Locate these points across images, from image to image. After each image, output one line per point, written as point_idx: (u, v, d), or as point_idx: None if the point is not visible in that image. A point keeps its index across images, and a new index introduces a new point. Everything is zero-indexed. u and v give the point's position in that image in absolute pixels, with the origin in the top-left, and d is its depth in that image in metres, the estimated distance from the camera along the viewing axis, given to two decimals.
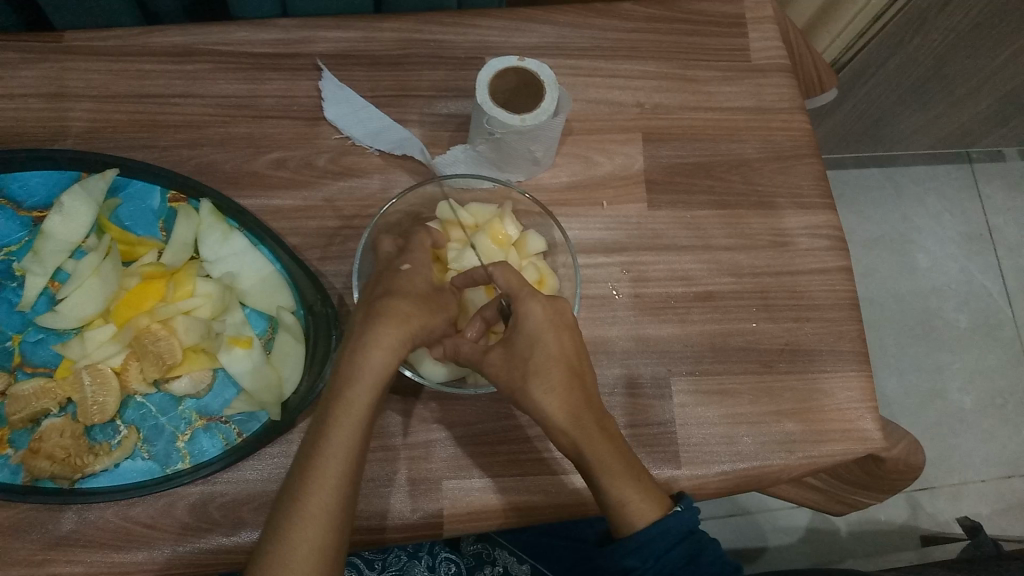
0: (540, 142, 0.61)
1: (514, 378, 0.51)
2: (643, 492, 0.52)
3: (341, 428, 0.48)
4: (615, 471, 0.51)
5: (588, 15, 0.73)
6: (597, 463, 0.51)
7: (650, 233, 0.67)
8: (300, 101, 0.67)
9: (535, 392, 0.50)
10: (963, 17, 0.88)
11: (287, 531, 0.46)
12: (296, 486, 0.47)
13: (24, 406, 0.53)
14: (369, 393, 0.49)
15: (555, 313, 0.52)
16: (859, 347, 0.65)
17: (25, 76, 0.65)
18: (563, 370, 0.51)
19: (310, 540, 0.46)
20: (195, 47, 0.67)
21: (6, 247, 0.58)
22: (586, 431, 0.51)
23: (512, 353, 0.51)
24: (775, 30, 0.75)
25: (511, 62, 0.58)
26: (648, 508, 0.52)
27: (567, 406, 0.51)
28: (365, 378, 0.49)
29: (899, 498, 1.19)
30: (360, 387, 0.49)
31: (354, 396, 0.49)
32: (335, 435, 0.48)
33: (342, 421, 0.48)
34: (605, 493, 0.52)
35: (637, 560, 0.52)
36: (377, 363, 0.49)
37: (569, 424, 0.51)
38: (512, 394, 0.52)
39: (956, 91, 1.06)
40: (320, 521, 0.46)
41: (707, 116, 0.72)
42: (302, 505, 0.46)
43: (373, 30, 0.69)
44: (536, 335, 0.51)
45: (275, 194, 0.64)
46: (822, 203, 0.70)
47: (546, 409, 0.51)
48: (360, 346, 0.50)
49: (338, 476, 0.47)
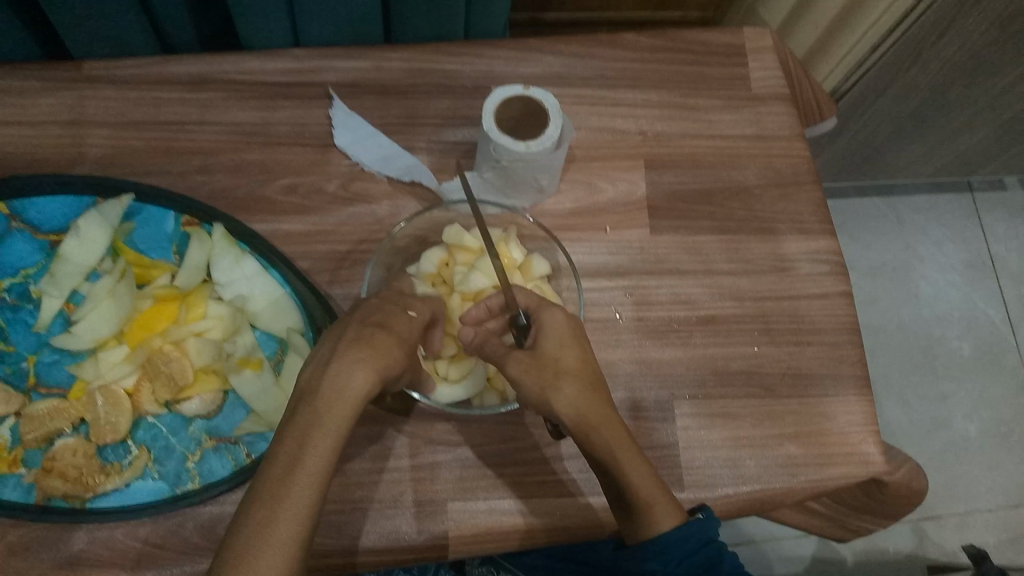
0: (544, 170, 0.62)
1: (543, 378, 0.50)
2: (666, 496, 0.51)
3: (320, 440, 0.42)
4: (644, 471, 0.51)
5: (592, 46, 0.75)
6: (627, 462, 0.50)
7: (652, 257, 0.68)
8: (311, 129, 0.69)
9: (566, 389, 0.50)
10: (959, 48, 0.89)
11: (247, 557, 0.37)
12: (261, 502, 0.39)
13: (39, 425, 0.54)
14: (349, 410, 0.43)
15: (575, 321, 0.54)
16: (860, 371, 0.66)
17: (44, 104, 0.66)
18: (589, 371, 0.52)
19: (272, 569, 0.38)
20: (210, 75, 0.69)
21: (23, 270, 0.59)
22: (615, 429, 0.50)
23: (539, 355, 0.51)
24: (774, 60, 0.77)
25: (517, 91, 0.60)
26: (672, 512, 0.51)
27: (596, 405, 0.51)
28: (342, 400, 0.43)
29: (906, 528, 1.19)
30: (342, 403, 0.43)
31: (334, 408, 0.43)
32: (313, 446, 0.41)
33: (322, 435, 0.42)
34: (635, 494, 0.50)
35: (658, 564, 0.50)
36: (360, 382, 0.44)
37: (598, 421, 0.50)
38: (540, 396, 0.50)
39: (957, 119, 1.07)
40: (288, 547, 0.38)
41: (708, 144, 0.73)
42: (271, 524, 0.39)
43: (383, 60, 0.71)
44: (563, 337, 0.52)
45: (286, 219, 0.65)
46: (823, 229, 0.71)
47: (578, 407, 0.50)
48: (343, 365, 0.44)
49: (311, 494, 0.40)
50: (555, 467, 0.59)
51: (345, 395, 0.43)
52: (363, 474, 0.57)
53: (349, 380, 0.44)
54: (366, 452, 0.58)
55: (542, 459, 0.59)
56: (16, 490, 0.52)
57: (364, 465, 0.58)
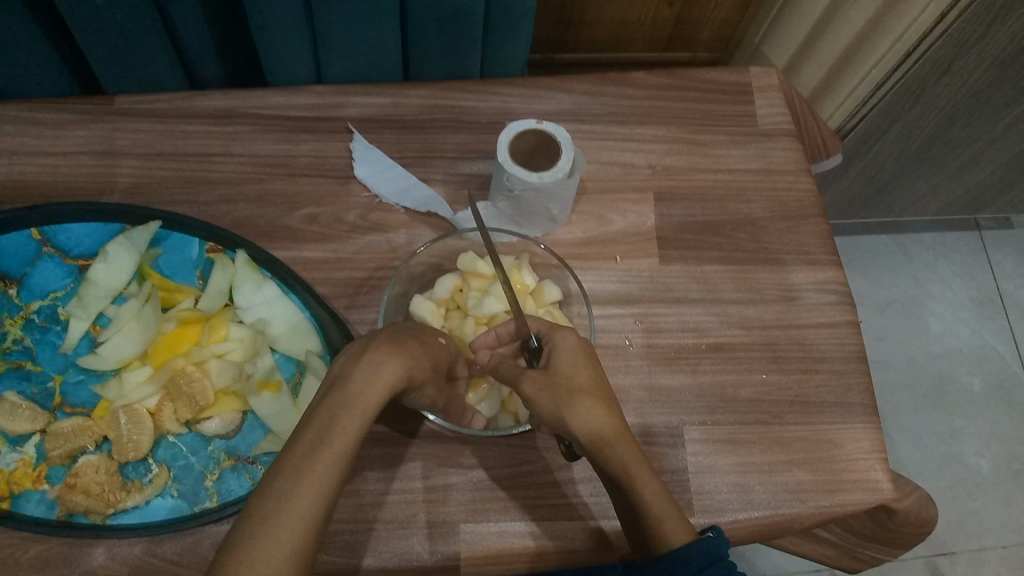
0: (557, 201, 0.64)
1: (558, 395, 0.51)
2: (677, 513, 0.53)
3: (348, 420, 0.41)
4: (655, 486, 0.52)
5: (603, 84, 0.78)
6: (638, 477, 0.52)
7: (661, 286, 0.70)
8: (332, 161, 0.71)
9: (579, 407, 0.51)
10: (961, 87, 0.92)
11: (263, 532, 0.37)
12: (283, 479, 0.39)
13: (63, 443, 0.56)
14: (376, 397, 0.43)
15: (586, 343, 0.55)
16: (867, 400, 0.67)
17: (77, 136, 0.69)
18: (601, 390, 0.53)
19: (287, 545, 0.37)
20: (236, 110, 0.72)
21: (53, 293, 0.62)
22: (626, 444, 0.52)
23: (553, 374, 0.52)
24: (780, 98, 0.80)
25: (531, 125, 0.63)
26: (682, 527, 0.52)
27: (610, 421, 0.52)
28: (368, 388, 0.43)
29: (919, 564, 1.18)
30: (371, 390, 0.43)
31: (362, 392, 0.43)
32: (341, 426, 0.41)
33: (347, 418, 0.41)
34: (646, 509, 0.52)
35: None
36: (388, 373, 0.44)
37: (610, 436, 0.52)
38: (554, 413, 0.51)
39: (963, 156, 1.09)
40: (305, 524, 0.38)
41: (715, 177, 0.75)
42: (288, 502, 0.38)
43: (402, 97, 0.74)
44: (575, 358, 0.53)
45: (306, 247, 0.67)
46: (829, 260, 0.73)
47: (592, 424, 0.51)
48: (376, 357, 0.44)
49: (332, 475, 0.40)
50: (567, 490, 0.60)
51: (374, 382, 0.43)
52: (376, 495, 0.59)
53: (379, 369, 0.44)
54: (380, 474, 0.59)
55: (553, 482, 0.60)
56: (39, 505, 0.54)
57: (378, 486, 0.59)
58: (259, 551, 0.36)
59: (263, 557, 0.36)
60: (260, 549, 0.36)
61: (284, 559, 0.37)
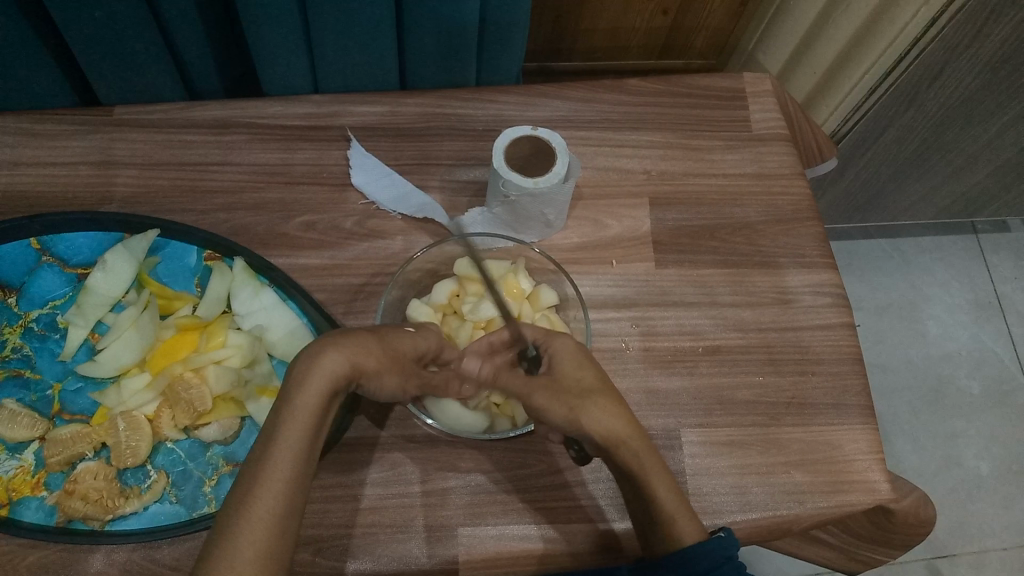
0: (552, 206, 0.65)
1: (569, 400, 0.52)
2: (688, 511, 0.53)
3: (297, 415, 0.44)
4: (668, 483, 0.53)
5: (598, 91, 0.78)
6: (652, 473, 0.53)
7: (658, 290, 0.70)
8: (329, 169, 0.72)
9: (591, 408, 0.52)
10: (954, 91, 0.92)
11: (228, 535, 0.39)
12: (245, 482, 0.42)
13: (62, 449, 0.56)
14: (322, 389, 0.45)
15: (584, 348, 0.57)
16: (864, 401, 0.67)
17: (76, 146, 0.70)
18: (608, 390, 0.54)
19: (253, 544, 0.39)
20: (234, 119, 0.73)
21: (52, 302, 0.62)
22: (637, 442, 0.53)
23: (559, 380, 0.53)
24: (774, 103, 0.80)
25: (525, 131, 0.63)
26: (694, 526, 0.53)
27: (623, 419, 0.53)
28: (313, 381, 0.45)
29: (920, 567, 1.18)
30: (314, 386, 0.45)
31: (305, 385, 0.45)
32: (291, 423, 0.44)
33: (292, 412, 0.44)
34: (661, 508, 0.52)
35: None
36: (330, 366, 0.46)
37: (624, 435, 0.53)
38: (569, 418, 0.52)
39: (957, 160, 1.09)
40: (269, 519, 0.40)
41: (710, 182, 0.76)
42: (247, 503, 0.41)
43: (398, 105, 0.75)
44: (577, 362, 0.55)
45: (303, 254, 0.68)
46: (824, 263, 0.73)
47: (604, 425, 0.52)
48: (320, 353, 0.46)
49: (290, 470, 0.42)
50: (565, 493, 0.60)
51: (316, 377, 0.45)
52: (374, 500, 0.59)
53: (319, 365, 0.46)
54: (377, 478, 0.60)
55: (551, 485, 0.60)
56: (38, 511, 0.54)
57: (376, 491, 0.59)
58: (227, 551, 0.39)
59: (231, 555, 0.39)
60: (227, 549, 0.39)
61: (253, 555, 0.39)
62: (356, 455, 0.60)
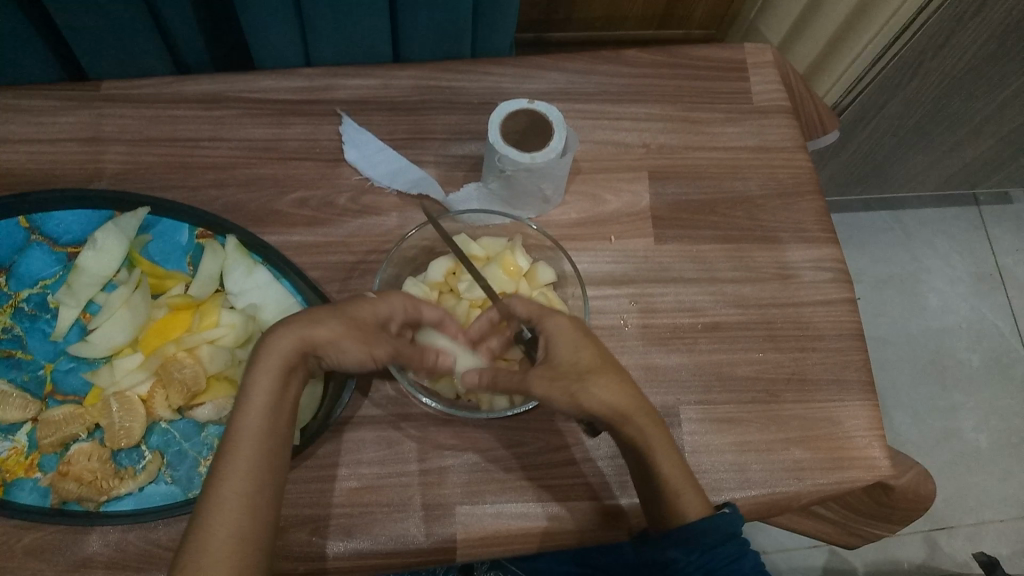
0: (549, 181, 0.64)
1: (569, 386, 0.51)
2: (692, 483, 0.55)
3: (251, 399, 0.48)
4: (671, 459, 0.54)
5: (596, 63, 0.77)
6: (658, 448, 0.54)
7: (657, 266, 0.69)
8: (321, 144, 0.70)
9: (592, 393, 0.52)
10: (959, 60, 0.91)
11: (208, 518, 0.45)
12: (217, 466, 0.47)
13: (55, 431, 0.56)
14: (274, 372, 0.49)
15: (578, 320, 0.54)
16: (865, 377, 0.67)
17: (63, 122, 0.69)
18: (606, 368, 0.53)
19: (231, 521, 0.45)
20: (224, 94, 0.71)
21: (42, 281, 0.61)
22: (640, 421, 0.54)
23: (559, 362, 0.52)
24: (775, 74, 0.78)
25: (522, 105, 0.62)
26: (698, 501, 0.54)
27: (626, 396, 0.53)
28: (265, 371, 0.49)
29: (917, 538, 1.18)
30: (266, 372, 0.49)
31: (258, 371, 0.49)
32: (246, 409, 0.48)
33: (247, 403, 0.48)
34: (666, 482, 0.54)
35: (681, 552, 0.53)
36: (283, 347, 0.49)
37: (628, 412, 0.53)
38: (572, 403, 0.52)
39: (960, 132, 1.08)
40: (241, 492, 0.46)
41: (710, 155, 0.74)
42: (221, 486, 0.46)
43: (392, 78, 0.73)
44: (575, 340, 0.53)
45: (297, 231, 0.67)
46: (826, 237, 0.72)
47: (606, 407, 0.52)
48: (278, 333, 0.50)
49: (249, 452, 0.47)
50: (563, 470, 0.60)
51: (269, 355, 0.49)
52: (371, 479, 0.58)
53: (272, 344, 0.49)
54: (374, 457, 0.59)
55: (549, 463, 0.60)
56: (33, 493, 0.54)
57: (373, 470, 0.59)
58: (210, 518, 0.45)
59: (210, 534, 0.44)
60: (208, 528, 0.45)
61: (231, 530, 0.45)
62: (351, 433, 0.60)
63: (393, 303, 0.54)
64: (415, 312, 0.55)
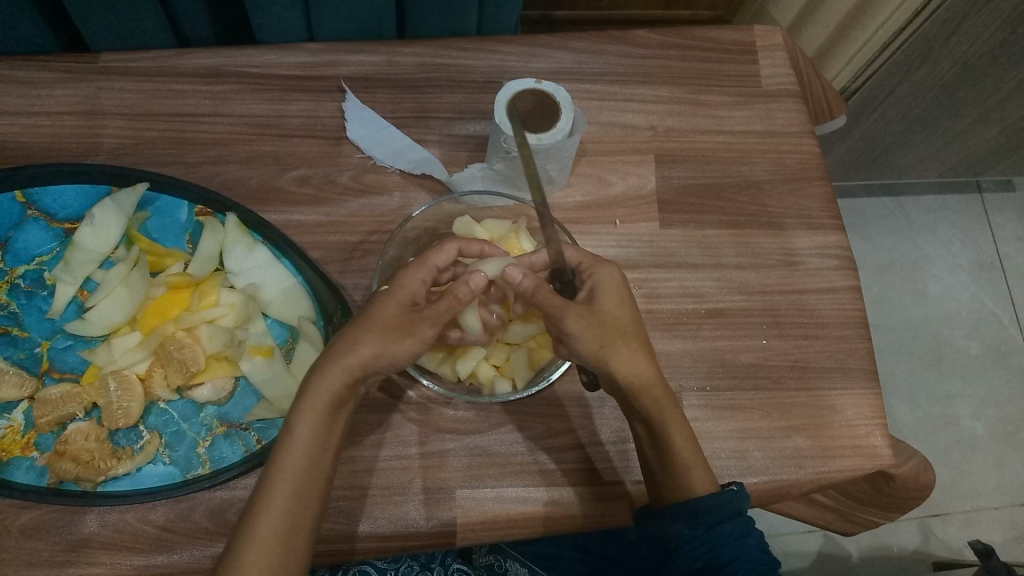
0: (555, 162, 0.63)
1: (603, 337, 0.53)
2: (700, 461, 0.55)
3: (296, 438, 0.48)
4: (685, 433, 0.55)
5: (603, 42, 0.75)
6: (672, 421, 0.55)
7: (662, 250, 0.68)
8: (323, 121, 0.69)
9: (622, 350, 0.53)
10: (970, 46, 0.89)
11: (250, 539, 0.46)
12: (263, 487, 0.48)
13: (52, 409, 0.55)
14: (318, 409, 0.49)
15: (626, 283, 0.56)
16: (868, 365, 0.66)
17: (60, 95, 0.67)
18: (636, 331, 0.55)
19: (271, 544, 0.46)
20: (224, 68, 0.69)
21: (39, 257, 0.60)
22: (658, 391, 0.55)
23: (600, 312, 0.53)
24: (785, 57, 0.77)
25: (528, 84, 0.61)
26: (706, 478, 0.54)
27: (652, 366, 0.55)
28: (318, 397, 0.49)
29: (912, 526, 1.19)
30: (311, 412, 0.49)
31: (303, 410, 0.49)
32: (290, 447, 0.48)
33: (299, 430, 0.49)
34: (675, 455, 0.54)
35: (686, 527, 0.52)
36: (331, 382, 0.49)
37: (650, 380, 0.54)
38: (599, 353, 0.53)
39: (967, 119, 1.07)
40: (275, 529, 0.47)
41: (718, 139, 0.73)
42: (266, 509, 0.47)
43: (396, 55, 0.72)
44: (618, 296, 0.55)
45: (298, 210, 0.66)
46: (832, 224, 0.71)
47: (633, 367, 0.54)
48: (326, 358, 0.50)
49: (288, 491, 0.48)
50: (564, 456, 0.60)
51: (317, 390, 0.49)
52: (371, 462, 0.58)
53: (317, 381, 0.49)
54: (374, 440, 0.59)
55: (549, 448, 0.60)
56: (29, 472, 0.54)
57: (374, 452, 0.58)
58: (248, 550, 0.46)
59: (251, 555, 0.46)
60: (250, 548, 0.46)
61: (269, 552, 0.46)
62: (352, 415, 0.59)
63: (405, 284, 0.53)
64: (431, 271, 0.54)
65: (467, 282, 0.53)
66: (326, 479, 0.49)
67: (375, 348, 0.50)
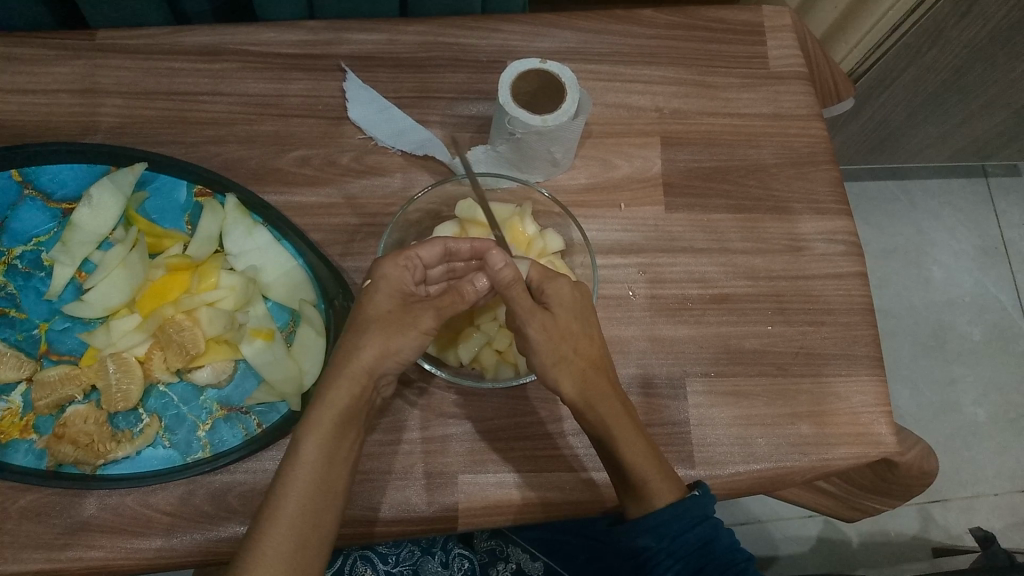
0: (560, 144, 0.61)
1: (559, 351, 0.52)
2: (665, 471, 0.54)
3: (307, 453, 0.48)
4: (638, 447, 0.54)
5: (609, 22, 0.74)
6: (620, 436, 0.54)
7: (666, 235, 0.67)
8: (324, 101, 0.68)
9: (573, 366, 0.53)
10: (981, 28, 0.88)
11: (255, 548, 0.46)
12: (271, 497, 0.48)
13: (49, 392, 0.55)
14: (328, 425, 0.49)
15: (580, 289, 0.55)
16: (873, 352, 0.66)
17: (57, 72, 0.66)
18: (591, 347, 0.54)
19: (275, 556, 0.46)
20: (223, 46, 0.68)
21: (35, 238, 0.59)
22: (613, 407, 0.54)
23: (558, 324, 0.52)
24: (794, 38, 0.76)
25: (533, 65, 0.59)
26: (671, 487, 0.54)
27: (598, 384, 0.54)
28: (327, 407, 0.49)
29: (912, 511, 1.19)
30: (320, 428, 0.48)
31: (313, 423, 0.48)
32: (299, 462, 0.48)
33: (310, 443, 0.48)
34: (634, 472, 0.54)
35: (652, 539, 0.53)
36: (340, 395, 0.49)
37: (593, 399, 0.54)
38: (548, 366, 0.53)
39: (975, 103, 1.05)
40: (281, 548, 0.46)
41: (725, 122, 0.72)
42: (270, 520, 0.47)
43: (397, 33, 0.71)
44: (573, 309, 0.54)
45: (298, 191, 0.65)
46: (839, 209, 0.70)
47: (579, 385, 0.53)
48: (333, 371, 0.50)
49: (297, 504, 0.47)
50: (563, 442, 0.60)
51: (328, 402, 0.49)
52: (372, 446, 0.58)
53: (326, 395, 0.49)
54: (376, 425, 0.58)
55: (550, 434, 0.60)
56: (28, 455, 0.53)
57: (375, 437, 0.58)
58: (254, 569, 0.45)
59: (256, 564, 0.45)
60: (255, 558, 0.45)
61: (273, 564, 0.45)
62: None
63: (387, 275, 0.52)
64: (414, 263, 0.53)
65: (471, 282, 0.52)
66: (335, 499, 0.49)
67: (374, 348, 0.49)
